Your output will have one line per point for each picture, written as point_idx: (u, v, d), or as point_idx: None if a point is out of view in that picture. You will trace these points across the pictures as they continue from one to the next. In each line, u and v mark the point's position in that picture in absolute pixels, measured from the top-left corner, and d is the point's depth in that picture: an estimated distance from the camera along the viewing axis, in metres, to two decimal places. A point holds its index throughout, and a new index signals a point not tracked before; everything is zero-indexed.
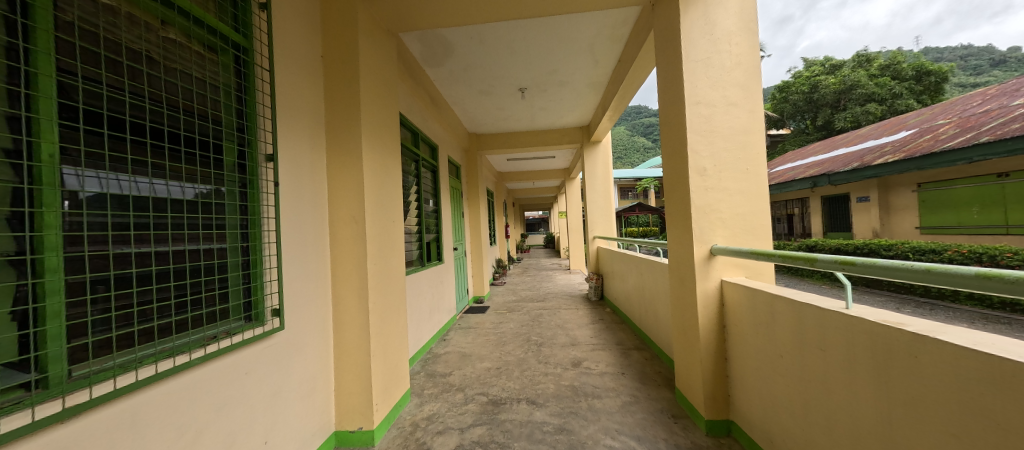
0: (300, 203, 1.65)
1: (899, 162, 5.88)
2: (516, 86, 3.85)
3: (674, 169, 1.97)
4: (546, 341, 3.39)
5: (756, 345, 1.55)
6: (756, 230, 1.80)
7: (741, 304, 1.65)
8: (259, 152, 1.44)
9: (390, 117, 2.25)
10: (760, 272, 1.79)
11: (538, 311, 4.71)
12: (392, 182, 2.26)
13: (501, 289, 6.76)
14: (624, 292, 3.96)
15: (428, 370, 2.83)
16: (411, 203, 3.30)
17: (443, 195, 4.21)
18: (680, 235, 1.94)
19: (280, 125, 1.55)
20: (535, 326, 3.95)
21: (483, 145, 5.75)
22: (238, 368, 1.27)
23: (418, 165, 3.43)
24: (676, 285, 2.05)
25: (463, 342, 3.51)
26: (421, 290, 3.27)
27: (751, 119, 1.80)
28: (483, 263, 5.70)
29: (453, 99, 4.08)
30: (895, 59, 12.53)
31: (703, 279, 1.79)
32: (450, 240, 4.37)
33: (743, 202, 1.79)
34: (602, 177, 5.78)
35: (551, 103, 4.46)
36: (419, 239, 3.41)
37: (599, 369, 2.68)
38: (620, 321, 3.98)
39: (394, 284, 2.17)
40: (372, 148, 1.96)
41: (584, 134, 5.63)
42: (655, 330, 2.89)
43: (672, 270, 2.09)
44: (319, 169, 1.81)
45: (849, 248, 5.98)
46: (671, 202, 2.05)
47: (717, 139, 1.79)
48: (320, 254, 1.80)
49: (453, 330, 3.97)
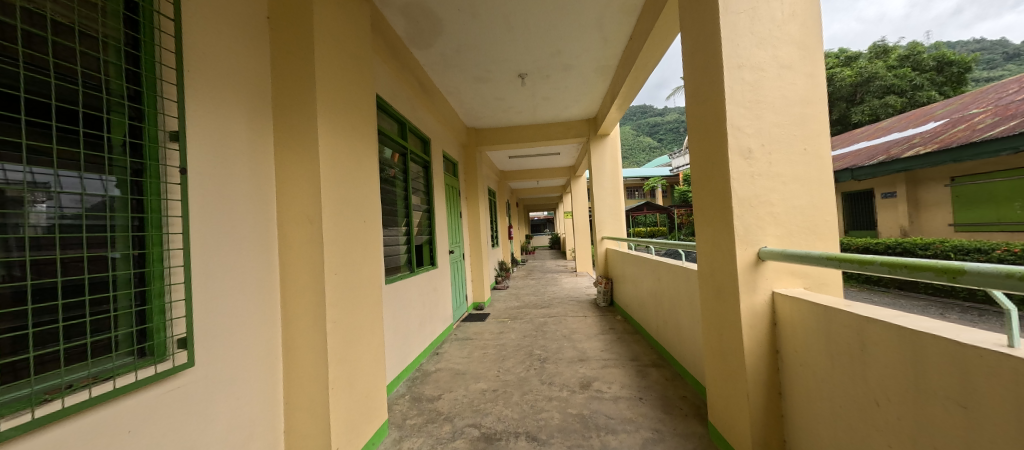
0: (226, 195, 1.29)
1: (932, 154, 5.38)
2: (514, 71, 3.47)
3: (706, 152, 1.56)
4: (551, 355, 2.99)
5: (826, 382, 1.14)
6: (819, 228, 1.37)
7: (804, 326, 1.24)
8: (160, 129, 1.09)
9: (359, 96, 1.88)
10: (824, 281, 1.37)
11: (542, 319, 4.31)
12: (364, 174, 1.89)
13: (503, 294, 6.35)
14: (638, 299, 3.53)
15: (415, 392, 2.44)
16: (398, 201, 2.93)
17: (436, 193, 3.84)
18: (715, 235, 1.53)
19: (195, 94, 1.19)
20: (538, 337, 3.55)
21: (481, 140, 5.38)
22: (116, 425, 0.92)
23: (405, 159, 3.06)
24: (710, 297, 1.63)
25: (457, 357, 3.12)
26: (409, 300, 2.89)
27: (811, 85, 1.38)
28: (483, 267, 5.33)
29: (445, 87, 3.70)
30: (916, 49, 11.87)
31: (749, 292, 1.37)
32: (444, 242, 3.99)
33: (801, 193, 1.37)
34: (609, 172, 5.35)
35: (554, 92, 4.07)
36: (407, 241, 3.04)
37: (613, 393, 2.27)
38: (633, 331, 3.56)
39: (366, 295, 1.80)
40: (332, 130, 1.60)
41: (590, 127, 5.23)
42: (677, 346, 2.47)
43: (704, 279, 1.67)
44: (257, 155, 1.45)
45: (880, 247, 5.45)
46: (703, 195, 1.65)
47: (767, 110, 1.37)
48: (259, 261, 1.43)
49: (449, 342, 3.59)
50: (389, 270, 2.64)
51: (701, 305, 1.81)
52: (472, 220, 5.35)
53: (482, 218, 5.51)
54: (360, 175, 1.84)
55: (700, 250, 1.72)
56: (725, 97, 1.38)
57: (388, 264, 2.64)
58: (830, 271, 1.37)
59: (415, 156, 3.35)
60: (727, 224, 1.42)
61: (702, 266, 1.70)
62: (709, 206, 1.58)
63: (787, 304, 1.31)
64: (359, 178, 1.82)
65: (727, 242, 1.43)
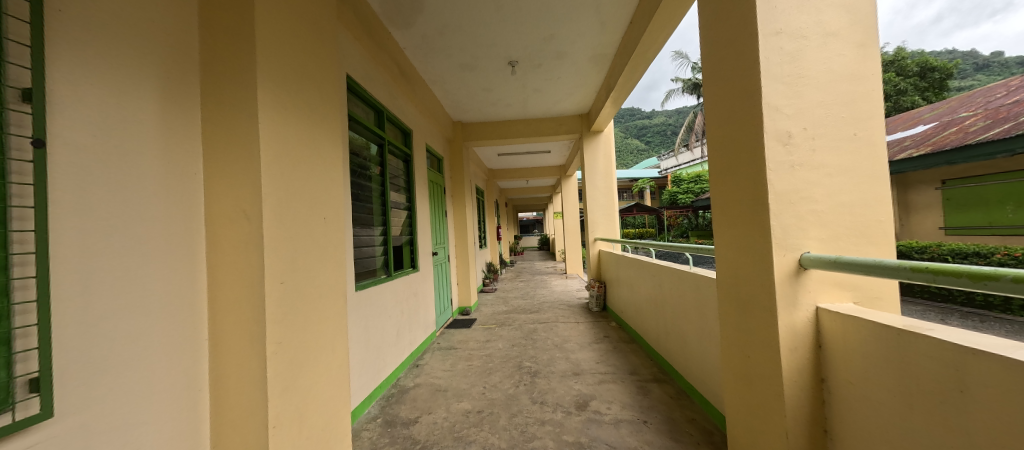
0: (133, 178, 0.96)
1: (924, 157, 5.33)
2: (504, 58, 3.20)
3: (730, 139, 1.32)
4: (543, 368, 2.72)
5: (896, 427, 0.90)
6: (869, 230, 1.14)
7: (863, 352, 1.00)
8: (4, 83, 0.73)
9: (320, 67, 1.56)
10: (876, 294, 1.14)
11: (532, 325, 4.04)
12: (328, 162, 1.58)
13: (492, 298, 6.05)
14: (635, 305, 3.29)
15: (388, 415, 2.13)
16: (373, 196, 2.61)
17: (418, 189, 3.53)
18: (741, 239, 1.28)
19: (79, 35, 0.85)
20: (529, 346, 3.28)
21: (469, 136, 5.09)
22: None
23: (382, 151, 2.75)
24: (732, 311, 1.39)
25: (439, 370, 2.82)
26: (385, 308, 2.57)
27: (861, 58, 1.14)
28: (470, 269, 5.04)
29: (430, 73, 3.40)
30: (899, 55, 12.09)
31: (789, 308, 1.13)
32: (427, 243, 3.68)
33: (849, 187, 1.13)
34: (603, 171, 5.13)
35: (547, 83, 3.82)
36: (384, 242, 2.72)
37: (612, 415, 2.00)
38: (630, 339, 3.32)
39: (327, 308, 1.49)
40: (286, 104, 1.29)
41: (584, 123, 5.00)
42: (681, 359, 2.23)
43: (725, 289, 1.42)
44: (183, 129, 1.12)
45: None
46: (722, 191, 1.40)
47: (809, 85, 1.13)
48: (181, 267, 1.10)
49: (431, 351, 3.28)
50: (360, 275, 2.32)
51: (718, 319, 1.56)
52: (459, 219, 5.05)
53: (469, 218, 5.22)
54: (324, 163, 1.54)
55: (718, 255, 1.47)
56: (760, 71, 1.13)
57: (359, 268, 2.32)
58: (884, 282, 1.14)
59: (395, 148, 3.04)
60: (760, 225, 1.17)
61: (721, 274, 1.45)
62: (731, 203, 1.34)
63: (840, 323, 1.07)
64: (322, 167, 1.51)
65: (759, 247, 1.18)
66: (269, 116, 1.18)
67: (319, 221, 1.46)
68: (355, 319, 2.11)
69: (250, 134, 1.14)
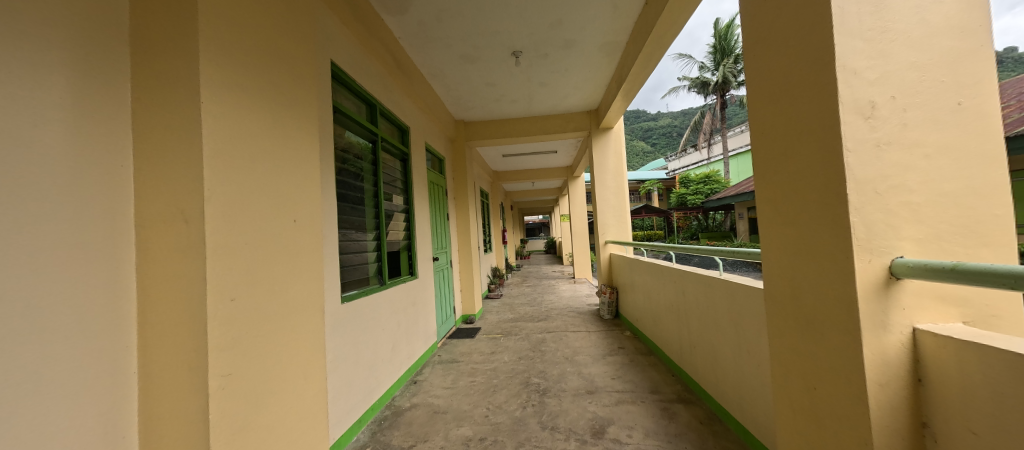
0: (28, 170, 0.74)
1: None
2: (508, 48, 2.98)
3: (785, 117, 1.07)
4: (553, 386, 2.45)
5: None
6: (983, 228, 0.86)
7: (983, 398, 0.71)
8: None
9: (293, 49, 1.36)
10: (992, 312, 0.86)
11: (540, 335, 3.77)
12: (301, 154, 1.36)
13: (497, 305, 5.79)
14: (652, 314, 3.00)
15: (379, 443, 1.89)
16: (364, 197, 2.41)
17: (417, 191, 3.32)
18: (803, 240, 1.02)
19: None
20: (538, 359, 3.01)
21: (472, 135, 4.89)
22: None
23: (375, 149, 2.55)
24: (788, 330, 1.11)
25: (438, 387, 2.58)
26: (378, 320, 2.35)
27: (964, 6, 0.89)
28: (474, 275, 4.81)
29: (428, 66, 3.20)
30: None
31: (879, 330, 0.84)
32: (427, 247, 3.47)
33: (956, 171, 0.86)
34: (612, 170, 4.85)
35: (553, 76, 3.59)
36: (378, 246, 2.51)
37: (635, 444, 1.73)
38: (647, 350, 3.04)
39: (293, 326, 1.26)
40: (241, 82, 1.08)
41: (592, 119, 4.76)
42: (710, 378, 1.95)
43: (779, 302, 1.15)
44: (107, 111, 0.91)
45: None
46: (774, 183, 1.14)
47: (896, 43, 0.89)
48: (103, 283, 0.88)
49: (431, 365, 3.04)
50: (348, 284, 2.10)
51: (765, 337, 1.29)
52: (461, 222, 4.82)
53: (472, 221, 4.99)
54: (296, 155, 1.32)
55: (767, 260, 1.21)
56: (835, 24, 0.88)
57: (346, 276, 2.10)
58: (1005, 297, 0.85)
59: (390, 146, 2.84)
60: (830, 222, 0.91)
61: (771, 284, 1.19)
62: (787, 197, 1.08)
63: (942, 352, 0.79)
64: (292, 161, 1.29)
65: (829, 248, 0.92)
66: (214, 95, 0.97)
67: (285, 223, 1.23)
68: (341, 333, 1.88)
69: (190, 116, 0.93)
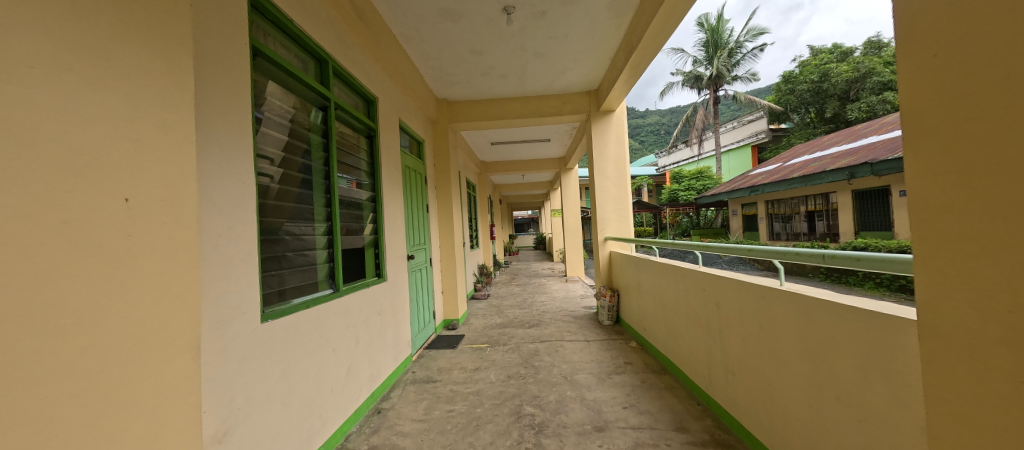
0: None
1: (890, 157, 5.23)
2: (498, 1, 2.43)
3: (1006, 18, 0.59)
4: (550, 420, 1.96)
5: None
6: None
7: None
8: None
9: None
10: None
11: (531, 346, 3.28)
12: (165, 84, 0.80)
13: (484, 307, 5.28)
14: (667, 325, 2.55)
15: None
16: (313, 180, 1.85)
17: (387, 175, 2.75)
18: None
19: None
20: (531, 380, 2.52)
21: (456, 116, 4.30)
22: None
23: (328, 118, 1.98)
24: (998, 401, 0.64)
25: (407, 420, 2.05)
26: (328, 339, 1.80)
27: None
28: (457, 275, 4.26)
29: (399, 22, 2.61)
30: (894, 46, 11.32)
31: None
32: (400, 244, 2.90)
33: None
34: (614, 158, 4.36)
35: (551, 43, 3.05)
36: (331, 243, 1.94)
37: None
38: (659, 368, 2.59)
39: (131, 386, 0.72)
40: None
41: (591, 101, 4.28)
42: (760, 419, 1.50)
43: (980, 349, 0.66)
44: None
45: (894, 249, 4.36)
46: (967, 143, 0.66)
47: None
48: None
49: (400, 389, 2.49)
50: (281, 295, 1.54)
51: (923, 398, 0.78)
52: (444, 215, 4.26)
53: (456, 215, 4.43)
54: (151, 85, 0.77)
55: (941, 273, 0.72)
56: None
57: (280, 282, 1.54)
58: None
59: (350, 118, 2.27)
60: None
61: (956, 314, 0.69)
62: (1003, 162, 0.60)
63: None
64: (139, 93, 0.74)
65: None
66: None
67: (108, 203, 0.68)
68: (263, 367, 1.32)
69: None
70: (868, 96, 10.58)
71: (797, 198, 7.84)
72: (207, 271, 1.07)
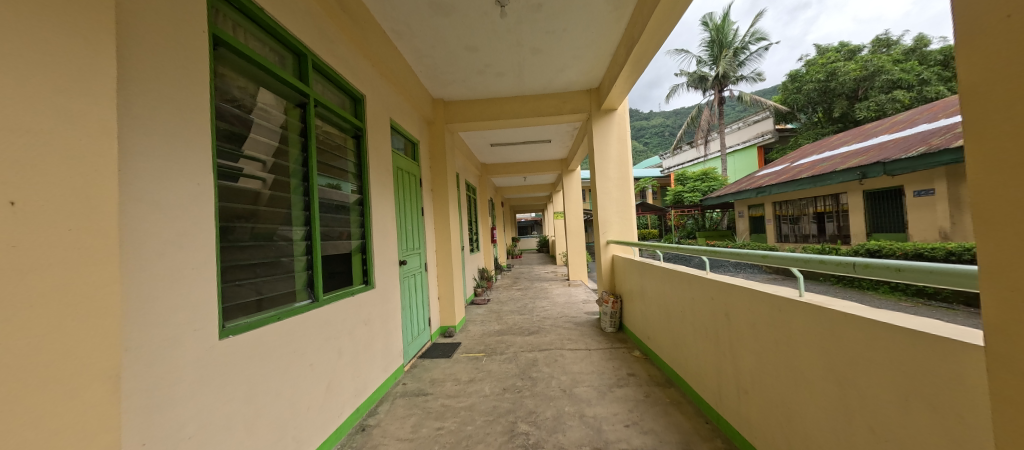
0: None
1: (903, 155, 5.03)
2: None
3: None
4: (546, 439, 1.81)
5: None
6: None
7: None
8: None
9: None
10: None
11: (529, 355, 3.13)
12: (79, 69, 0.69)
13: (484, 313, 5.13)
14: (672, 334, 2.40)
15: None
16: (291, 182, 1.74)
17: (377, 177, 2.64)
18: None
19: None
20: (527, 393, 2.37)
21: (453, 117, 4.20)
22: None
23: (307, 116, 1.87)
24: None
25: (393, 439, 1.92)
26: (305, 353, 1.68)
27: None
28: (454, 281, 4.13)
29: (389, 17, 2.51)
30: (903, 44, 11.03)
31: None
32: (391, 248, 2.78)
33: None
34: (615, 158, 4.22)
35: (548, 38, 2.93)
36: (310, 249, 1.82)
37: None
38: (665, 380, 2.43)
39: (14, 430, 0.59)
40: None
41: (592, 99, 4.16)
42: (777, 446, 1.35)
43: None
44: None
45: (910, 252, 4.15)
46: None
47: None
48: None
49: (389, 402, 2.35)
50: (251, 306, 1.42)
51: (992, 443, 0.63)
52: (441, 219, 4.14)
53: (453, 218, 4.30)
54: (60, 69, 0.65)
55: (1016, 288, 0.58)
56: None
57: (252, 292, 1.42)
58: None
59: (336, 117, 2.17)
60: None
61: None
62: None
63: None
64: (40, 77, 0.63)
65: None
66: None
67: None
68: (223, 388, 1.20)
69: None
70: (877, 95, 10.29)
71: (805, 199, 7.63)
72: (150, 283, 0.95)
